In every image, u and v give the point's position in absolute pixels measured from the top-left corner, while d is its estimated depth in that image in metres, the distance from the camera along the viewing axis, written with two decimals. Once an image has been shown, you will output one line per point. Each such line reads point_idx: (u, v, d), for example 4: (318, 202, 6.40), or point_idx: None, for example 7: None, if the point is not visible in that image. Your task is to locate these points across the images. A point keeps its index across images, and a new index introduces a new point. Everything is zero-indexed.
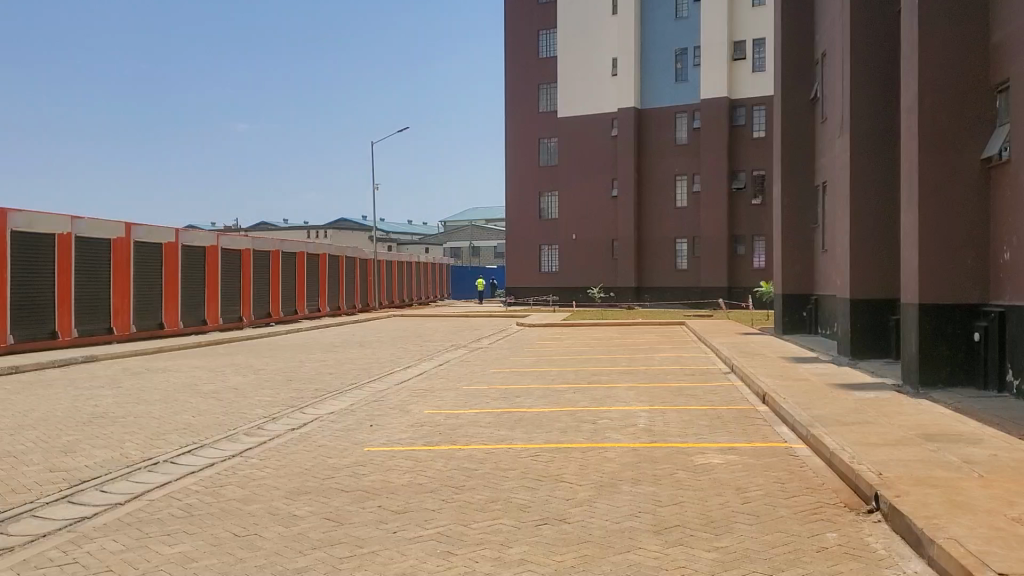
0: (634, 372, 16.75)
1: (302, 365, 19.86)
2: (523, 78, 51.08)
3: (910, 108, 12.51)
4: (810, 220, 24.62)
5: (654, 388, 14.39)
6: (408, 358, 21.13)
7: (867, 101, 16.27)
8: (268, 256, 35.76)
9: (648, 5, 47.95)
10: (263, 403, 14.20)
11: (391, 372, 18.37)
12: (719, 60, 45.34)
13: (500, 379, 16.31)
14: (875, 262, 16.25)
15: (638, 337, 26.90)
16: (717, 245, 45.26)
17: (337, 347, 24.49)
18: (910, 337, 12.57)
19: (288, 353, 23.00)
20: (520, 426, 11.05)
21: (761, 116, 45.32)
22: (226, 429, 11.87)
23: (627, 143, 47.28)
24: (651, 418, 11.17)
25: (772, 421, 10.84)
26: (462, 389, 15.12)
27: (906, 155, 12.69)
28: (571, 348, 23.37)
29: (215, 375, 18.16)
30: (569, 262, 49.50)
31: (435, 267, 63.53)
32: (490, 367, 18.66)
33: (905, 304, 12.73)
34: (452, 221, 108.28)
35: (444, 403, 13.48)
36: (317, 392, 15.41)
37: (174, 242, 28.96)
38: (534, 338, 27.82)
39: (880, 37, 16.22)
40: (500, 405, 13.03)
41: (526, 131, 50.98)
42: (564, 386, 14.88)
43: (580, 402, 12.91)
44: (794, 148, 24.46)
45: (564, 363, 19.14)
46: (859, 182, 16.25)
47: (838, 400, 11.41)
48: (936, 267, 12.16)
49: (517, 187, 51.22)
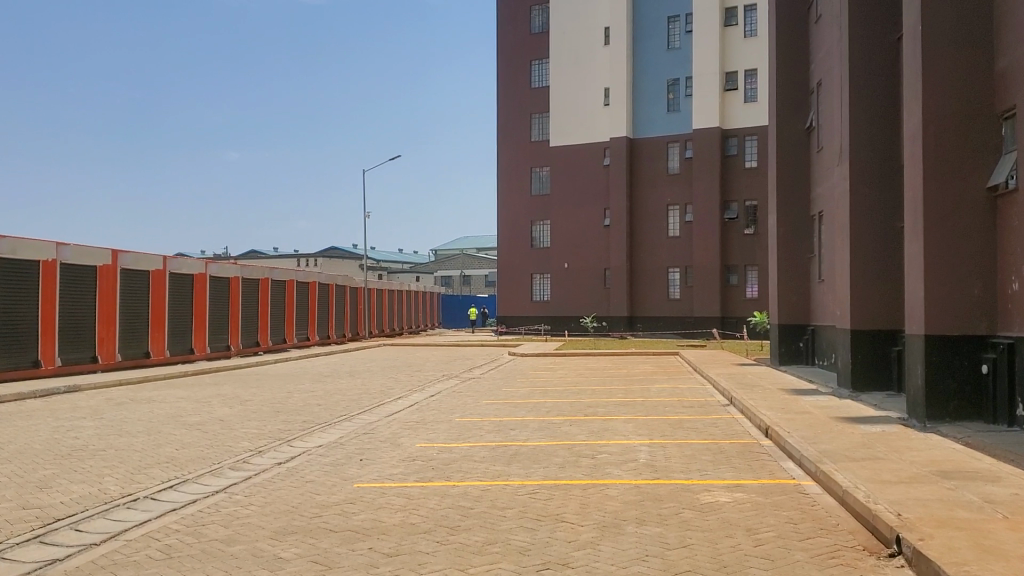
0: (631, 404, 16.37)
1: (290, 396, 19.40)
2: (514, 108, 51.06)
3: (914, 135, 12.29)
4: (807, 250, 24.43)
5: (652, 421, 14.02)
6: (398, 389, 20.71)
7: (866, 130, 16.11)
8: (257, 285, 35.33)
9: (640, 36, 48.09)
10: (250, 436, 13.75)
11: (382, 403, 17.93)
12: (711, 91, 45.41)
13: (494, 411, 15.90)
14: (876, 293, 16.00)
15: (632, 368, 26.52)
16: (710, 274, 45.06)
17: (326, 377, 24.04)
18: (916, 370, 12.25)
19: (276, 383, 22.54)
20: (516, 460, 10.67)
21: (753, 146, 45.35)
22: (210, 464, 11.42)
23: (619, 172, 47.22)
24: (652, 453, 10.79)
25: (777, 456, 10.47)
26: (455, 421, 14.70)
27: (910, 183, 12.46)
28: (565, 379, 22.95)
29: (201, 405, 17.69)
30: (561, 291, 49.20)
31: (425, 296, 63.12)
32: (482, 398, 18.23)
33: (910, 335, 12.43)
34: (443, 250, 108.06)
35: (437, 437, 13.07)
36: (306, 425, 14.98)
37: (162, 270, 28.54)
38: (526, 368, 27.40)
39: (878, 66, 16.10)
40: (495, 438, 12.63)
41: (518, 161, 50.88)
42: (559, 418, 14.49)
43: (577, 435, 12.52)
44: (789, 178, 24.33)
45: (559, 394, 18.75)
46: (859, 211, 16.05)
47: (843, 434, 11.06)
48: (942, 296, 11.87)
49: (509, 216, 51.02)
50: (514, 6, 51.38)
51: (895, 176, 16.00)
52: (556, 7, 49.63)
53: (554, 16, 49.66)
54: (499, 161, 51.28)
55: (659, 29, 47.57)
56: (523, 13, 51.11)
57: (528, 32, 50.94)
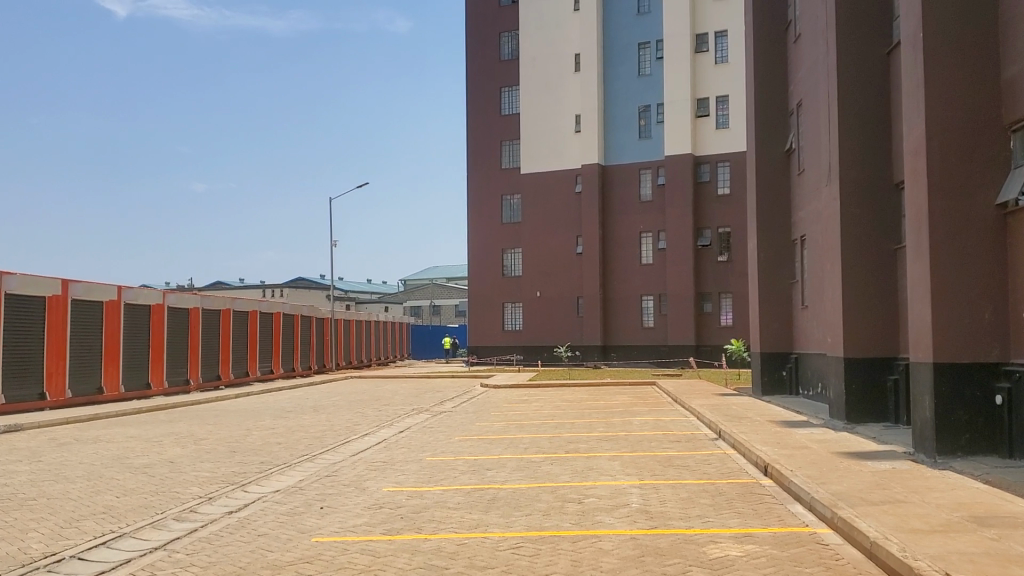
0: (613, 439, 15.34)
1: (249, 434, 18.16)
2: (484, 135, 50.26)
3: (916, 150, 11.55)
4: (788, 276, 23.65)
5: (638, 458, 13.00)
6: (366, 424, 19.53)
7: (856, 149, 15.45)
8: (217, 316, 33.95)
9: (610, 63, 47.63)
10: (201, 481, 12.53)
11: (347, 441, 16.74)
12: (682, 118, 44.97)
13: (467, 448, 14.80)
14: (871, 317, 15.21)
15: (610, 399, 25.50)
16: (684, 303, 44.41)
17: (289, 413, 22.77)
18: (923, 400, 11.39)
19: (235, 419, 21.22)
20: (495, 507, 9.61)
21: (725, 173, 44.91)
22: (152, 514, 10.21)
23: (591, 199, 46.54)
24: (644, 496, 9.77)
25: (781, 498, 9.49)
26: (425, 461, 13.56)
27: (912, 201, 11.68)
28: (541, 411, 21.91)
29: (150, 446, 16.38)
30: (533, 320, 48.23)
31: (394, 327, 61.79)
32: (454, 434, 17.11)
33: (917, 363, 11.56)
34: (412, 280, 106.87)
35: (406, 479, 11.95)
36: (264, 467, 13.78)
37: (116, 301, 27.15)
38: (499, 400, 26.26)
39: (866, 82, 15.50)
40: (470, 480, 11.52)
41: (487, 189, 50.01)
42: (539, 456, 13.42)
43: (560, 476, 11.47)
44: (769, 202, 23.72)
45: (537, 428, 17.68)
46: (851, 232, 15.32)
47: (852, 471, 10.10)
48: (950, 321, 11.04)
49: (479, 245, 50.06)
50: (483, 33, 50.83)
51: (887, 195, 15.31)
52: (525, 34, 49.14)
53: (523, 42, 49.16)
54: (469, 188, 50.40)
55: (630, 56, 47.19)
56: (492, 40, 50.56)
57: (497, 58, 50.35)
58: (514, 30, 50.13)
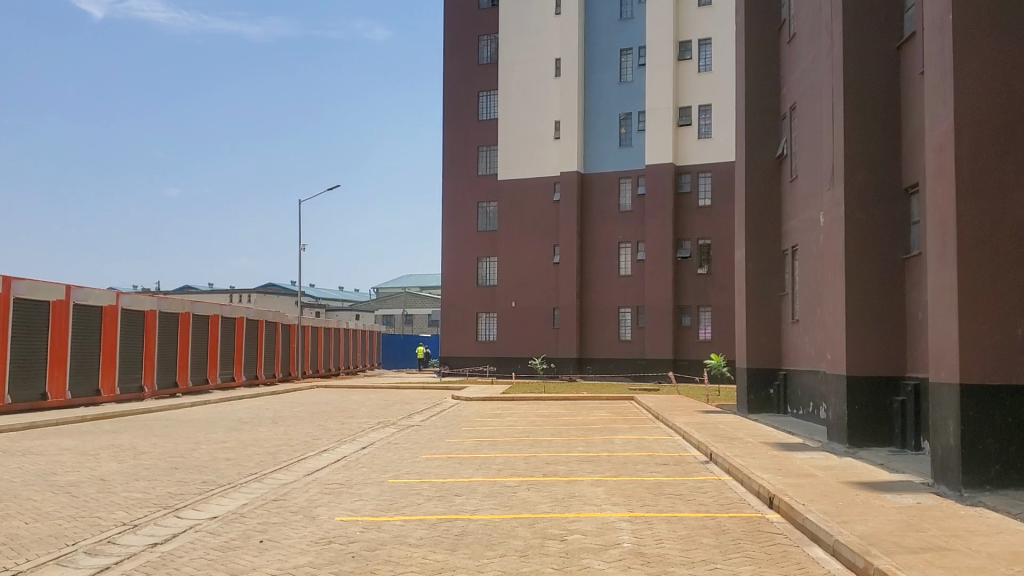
0: (595, 461, 13.95)
1: (196, 448, 16.60)
2: (460, 140, 48.96)
3: (942, 146, 10.36)
4: (778, 289, 22.49)
5: (625, 484, 11.65)
6: (326, 439, 18.03)
7: (861, 149, 14.28)
8: (174, 320, 32.27)
9: (592, 69, 46.46)
10: (130, 503, 10.99)
11: (303, 458, 15.21)
12: (664, 126, 43.92)
13: (434, 469, 13.37)
14: (877, 332, 14.02)
15: (588, 415, 24.11)
16: (664, 315, 43.23)
17: (244, 424, 21.19)
18: (946, 425, 10.17)
19: (185, 430, 19.63)
20: (463, 545, 8.20)
21: (707, 184, 43.85)
22: (63, 546, 8.69)
23: (570, 207, 45.33)
24: (638, 534, 8.42)
25: (797, 539, 8.17)
26: (385, 484, 12.10)
27: (936, 203, 10.47)
28: (515, 427, 20.52)
29: (85, 460, 14.79)
30: (507, 331, 46.91)
31: (364, 335, 60.14)
32: (420, 452, 15.65)
33: (939, 384, 10.33)
34: (384, 288, 105.08)
35: (364, 506, 10.52)
36: (205, 487, 12.28)
37: (64, 301, 25.47)
38: (471, 414, 24.79)
39: (873, 79, 14.36)
40: (436, 509, 10.10)
41: (463, 195, 48.62)
42: (515, 480, 12.03)
43: (539, 505, 10.10)
44: (759, 210, 22.57)
45: (511, 447, 16.29)
46: (856, 241, 14.13)
47: (875, 507, 8.79)
48: (980, 338, 9.81)
49: (454, 253, 48.64)
50: (461, 35, 49.55)
51: (896, 200, 14.14)
52: (504, 37, 47.95)
53: (502, 45, 47.98)
54: (444, 195, 48.99)
55: (611, 62, 46.04)
56: (470, 44, 49.31)
57: (474, 62, 49.10)
58: (492, 33, 48.90)
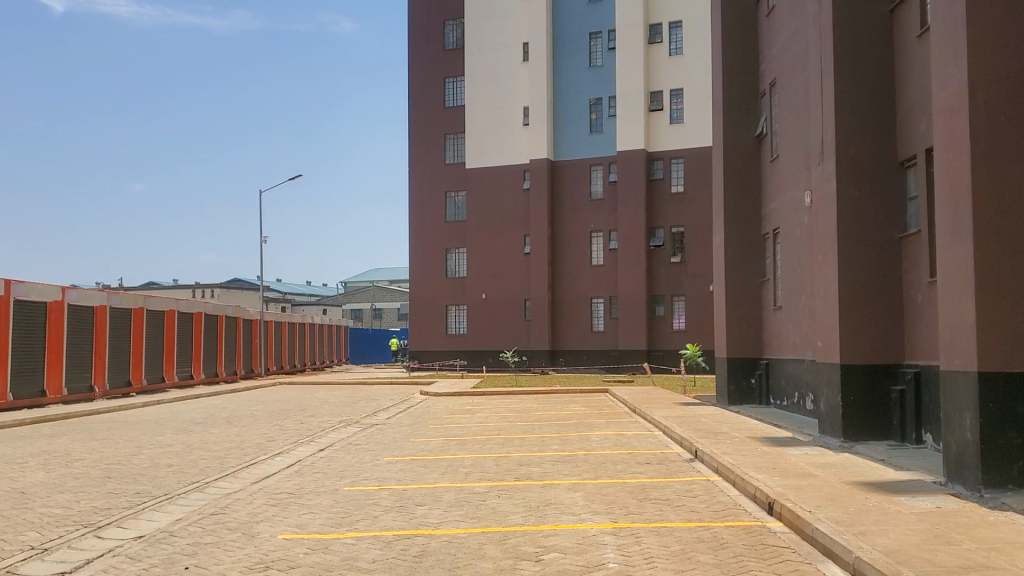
0: (571, 461, 12.79)
1: (138, 453, 15.21)
2: (426, 127, 47.54)
3: (953, 108, 9.31)
4: (758, 274, 21.51)
5: (605, 488, 10.48)
6: (281, 441, 16.71)
7: (853, 121, 13.23)
8: (126, 316, 30.70)
9: (560, 53, 45.29)
10: (46, 522, 9.65)
11: (253, 463, 13.91)
12: (635, 111, 42.87)
13: (395, 474, 12.14)
14: (872, 318, 13.00)
15: (562, 409, 22.96)
16: (637, 306, 42.26)
17: (196, 426, 19.80)
18: (961, 416, 9.15)
19: (130, 434, 18.21)
20: (422, 569, 6.99)
21: (679, 170, 42.90)
22: None
23: (540, 196, 44.13)
24: (624, 551, 7.29)
25: (806, 553, 7.10)
26: (340, 493, 10.86)
27: (948, 174, 9.42)
28: (486, 424, 19.34)
29: (9, 470, 13.40)
30: (478, 323, 45.74)
31: (330, 330, 58.59)
32: (382, 454, 14.42)
33: (953, 372, 9.31)
34: (353, 283, 103.36)
35: (313, 520, 9.29)
36: (137, 500, 10.95)
37: (4, 297, 23.86)
38: (440, 410, 23.53)
39: (867, 45, 13.30)
40: (394, 523, 8.89)
41: (431, 185, 47.25)
42: (483, 486, 10.84)
43: (511, 516, 8.93)
44: (739, 191, 21.51)
45: (481, 446, 15.07)
46: (848, 221, 13.10)
47: (891, 515, 7.71)
48: (1002, 322, 8.79)
49: (422, 244, 47.27)
50: (426, 20, 48.12)
51: (891, 175, 13.13)
52: (471, 22, 46.67)
53: (469, 30, 46.69)
54: (411, 184, 47.55)
55: (580, 46, 44.89)
56: (436, 29, 47.92)
57: (440, 48, 47.74)
58: (459, 18, 47.59)
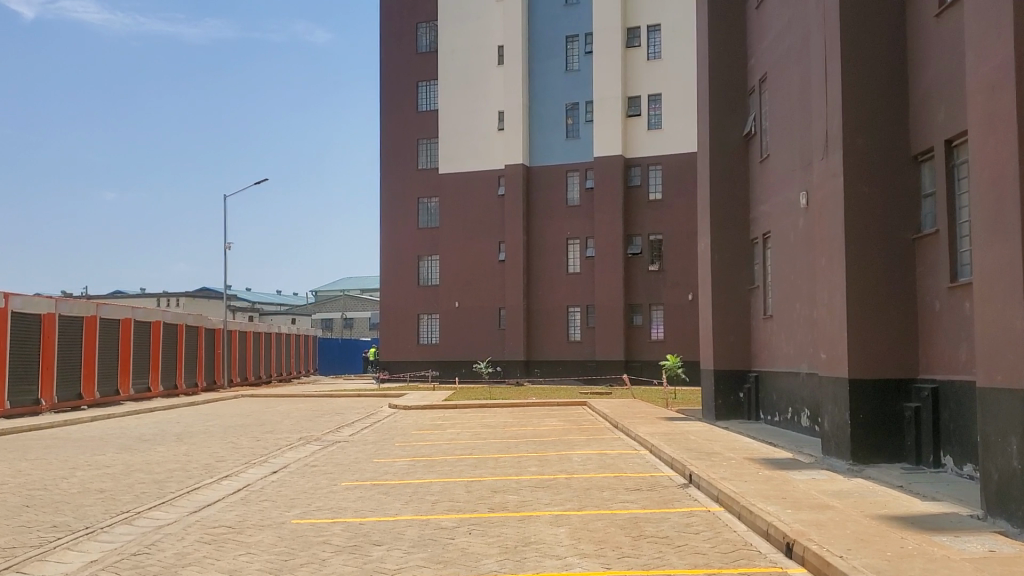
0: (552, 487, 11.41)
1: (68, 476, 13.63)
2: (398, 131, 46.09)
3: (997, 84, 8.07)
4: (746, 282, 20.33)
5: (592, 522, 9.13)
6: (232, 461, 15.18)
7: (863, 110, 12.02)
8: (77, 325, 28.92)
9: (535, 56, 44.06)
10: None
11: (195, 488, 12.40)
12: (612, 117, 41.75)
13: (353, 503, 10.67)
14: (882, 329, 11.78)
15: (538, 424, 21.58)
16: (614, 315, 41.06)
17: (142, 444, 18.20)
18: (1003, 440, 7.91)
19: (67, 453, 16.57)
20: None
21: (657, 176, 41.77)
22: None
23: (514, 203, 42.92)
24: None
25: None
26: (287, 527, 9.42)
27: (989, 160, 8.19)
28: (458, 441, 17.92)
29: None
30: (450, 333, 44.29)
31: (298, 339, 56.84)
32: (341, 478, 12.97)
33: (994, 390, 8.08)
34: (323, 292, 101.33)
35: (249, 564, 7.84)
36: (50, 537, 9.39)
37: None
38: (409, 425, 22.06)
39: (877, 30, 12.13)
40: (345, 569, 7.48)
41: (402, 190, 45.80)
42: (452, 519, 9.44)
43: (484, 559, 7.56)
44: (727, 194, 20.31)
45: (451, 468, 13.66)
46: (856, 220, 11.89)
47: (941, 563, 6.41)
48: None
49: (392, 251, 45.77)
50: (398, 23, 46.75)
51: (905, 171, 11.94)
52: (445, 25, 45.40)
53: (442, 33, 45.41)
54: (382, 190, 46.06)
55: (557, 50, 43.69)
56: (408, 31, 46.57)
57: (413, 51, 46.38)
58: (432, 21, 46.32)
